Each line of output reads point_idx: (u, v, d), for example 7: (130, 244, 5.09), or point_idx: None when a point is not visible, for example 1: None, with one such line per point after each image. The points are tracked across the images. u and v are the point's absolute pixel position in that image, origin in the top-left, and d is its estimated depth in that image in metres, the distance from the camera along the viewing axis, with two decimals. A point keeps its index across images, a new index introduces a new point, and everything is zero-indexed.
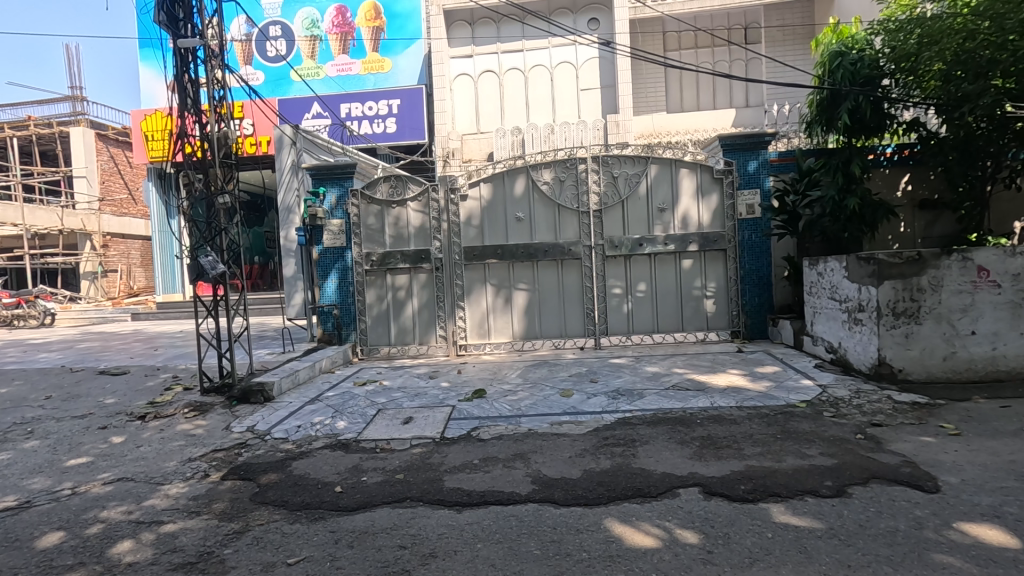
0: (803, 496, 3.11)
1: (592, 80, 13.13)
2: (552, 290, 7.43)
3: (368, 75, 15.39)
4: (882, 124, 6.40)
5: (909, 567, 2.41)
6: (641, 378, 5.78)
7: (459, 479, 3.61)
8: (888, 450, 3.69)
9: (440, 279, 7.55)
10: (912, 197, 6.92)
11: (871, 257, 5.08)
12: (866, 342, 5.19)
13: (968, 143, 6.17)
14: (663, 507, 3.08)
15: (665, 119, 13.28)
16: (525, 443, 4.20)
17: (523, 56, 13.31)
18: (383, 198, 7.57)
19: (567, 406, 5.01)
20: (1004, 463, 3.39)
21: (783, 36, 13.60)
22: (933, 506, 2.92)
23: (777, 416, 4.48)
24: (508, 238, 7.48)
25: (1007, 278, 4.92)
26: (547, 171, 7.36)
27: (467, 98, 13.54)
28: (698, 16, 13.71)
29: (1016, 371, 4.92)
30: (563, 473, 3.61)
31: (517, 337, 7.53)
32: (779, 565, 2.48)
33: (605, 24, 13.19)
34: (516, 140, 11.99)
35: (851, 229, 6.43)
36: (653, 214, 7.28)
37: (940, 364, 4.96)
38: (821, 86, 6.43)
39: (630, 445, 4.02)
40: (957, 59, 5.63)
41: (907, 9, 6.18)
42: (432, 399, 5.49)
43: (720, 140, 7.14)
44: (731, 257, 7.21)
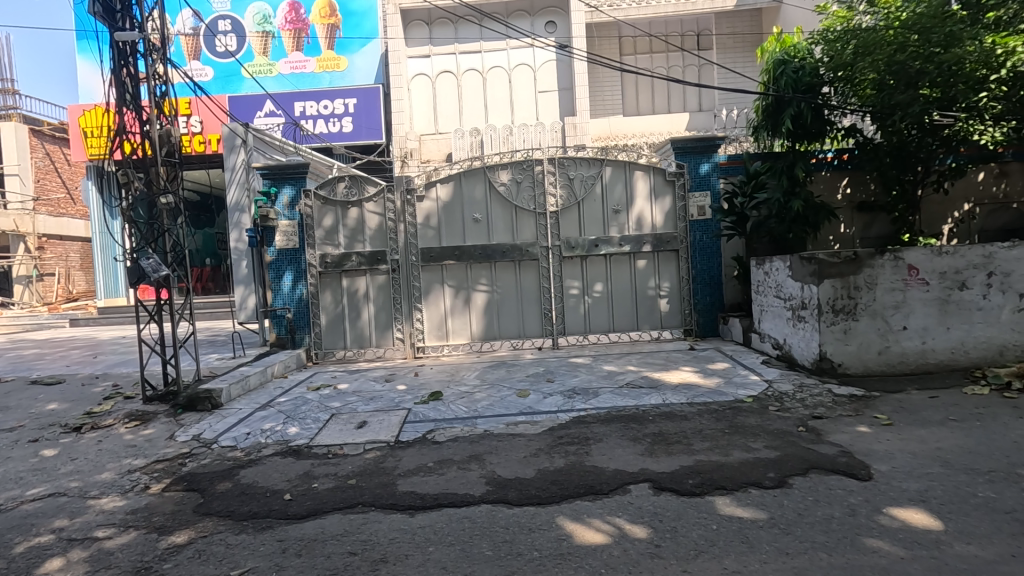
0: (747, 488, 3.22)
1: (549, 82, 13.24)
2: (510, 291, 7.46)
3: (323, 73, 15.08)
4: (823, 130, 6.70)
5: (842, 552, 2.53)
6: (597, 377, 5.86)
7: (413, 483, 3.58)
8: (827, 442, 3.87)
9: (397, 281, 7.45)
10: (851, 200, 7.26)
11: (812, 257, 5.31)
12: (809, 338, 5.41)
13: (901, 148, 6.59)
14: (614, 503, 3.13)
15: (621, 122, 13.41)
16: (480, 444, 4.20)
17: (481, 57, 13.30)
18: (339, 198, 7.43)
19: (523, 406, 5.04)
20: (931, 451, 3.60)
21: (733, 43, 14.04)
22: (866, 493, 3.08)
23: (725, 411, 4.62)
24: (466, 241, 7.45)
25: (935, 276, 5.21)
26: (504, 172, 7.39)
27: (425, 98, 13.43)
28: (652, 22, 14.05)
29: (944, 363, 5.23)
30: (517, 473, 3.62)
31: (476, 338, 7.52)
32: (723, 555, 2.56)
33: (561, 28, 13.36)
34: (474, 141, 12.02)
35: (796, 230, 6.70)
36: (608, 215, 7.40)
37: (876, 358, 5.24)
38: (766, 92, 6.69)
39: (584, 444, 4.07)
40: (889, 69, 5.93)
41: (844, 20, 6.45)
42: (387, 402, 5.42)
43: (672, 143, 7.32)
44: (684, 257, 7.40)
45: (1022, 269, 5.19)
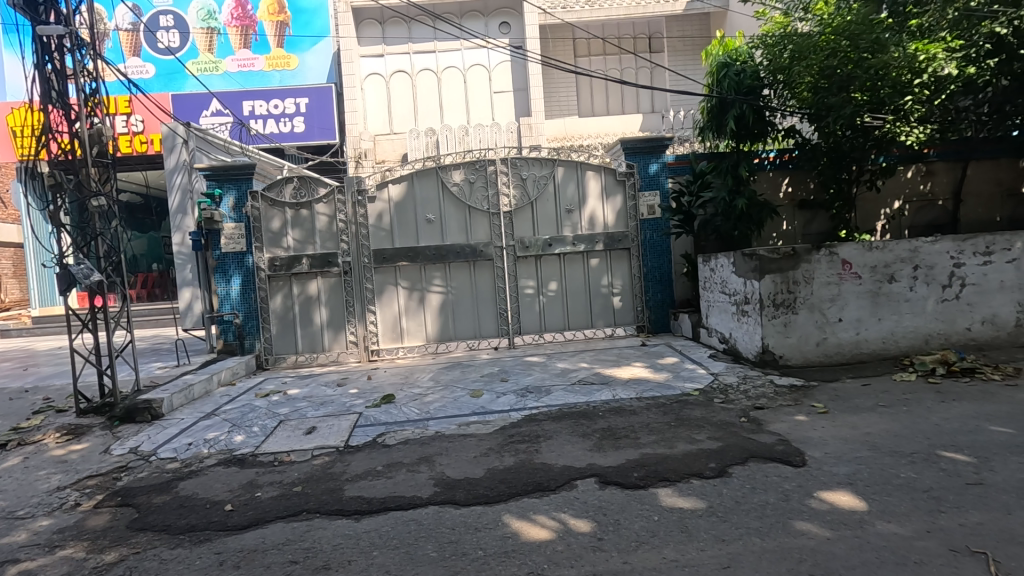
0: (689, 479, 3.31)
1: (504, 83, 13.27)
2: (465, 292, 7.44)
3: (274, 72, 14.68)
4: (764, 131, 6.93)
5: (774, 535, 2.63)
6: (550, 375, 5.92)
7: (360, 487, 3.53)
8: (767, 431, 4.01)
9: (349, 283, 7.32)
10: (792, 198, 7.55)
11: (754, 253, 5.50)
12: (752, 332, 5.60)
13: (836, 149, 6.87)
14: (560, 499, 3.17)
15: (575, 123, 13.48)
16: (431, 446, 4.17)
17: (435, 57, 13.22)
18: (287, 200, 7.25)
19: (476, 407, 5.04)
20: (861, 436, 3.78)
21: (683, 47, 14.40)
22: (800, 478, 3.21)
23: (672, 404, 4.75)
24: (419, 241, 7.40)
25: (867, 270, 5.48)
26: (457, 173, 7.37)
27: (379, 98, 13.25)
28: (605, 25, 14.30)
29: (877, 353, 5.51)
30: (466, 473, 3.62)
31: (431, 340, 7.47)
32: (662, 545, 2.61)
33: (515, 29, 13.46)
34: (430, 141, 11.95)
35: (741, 227, 6.94)
36: (562, 215, 7.48)
37: (815, 349, 5.47)
38: (709, 94, 6.90)
39: (534, 442, 4.10)
40: (822, 73, 6.24)
41: (782, 25, 6.72)
42: (339, 407, 5.33)
43: (622, 144, 7.44)
44: (635, 256, 7.55)
45: (945, 263, 5.51)
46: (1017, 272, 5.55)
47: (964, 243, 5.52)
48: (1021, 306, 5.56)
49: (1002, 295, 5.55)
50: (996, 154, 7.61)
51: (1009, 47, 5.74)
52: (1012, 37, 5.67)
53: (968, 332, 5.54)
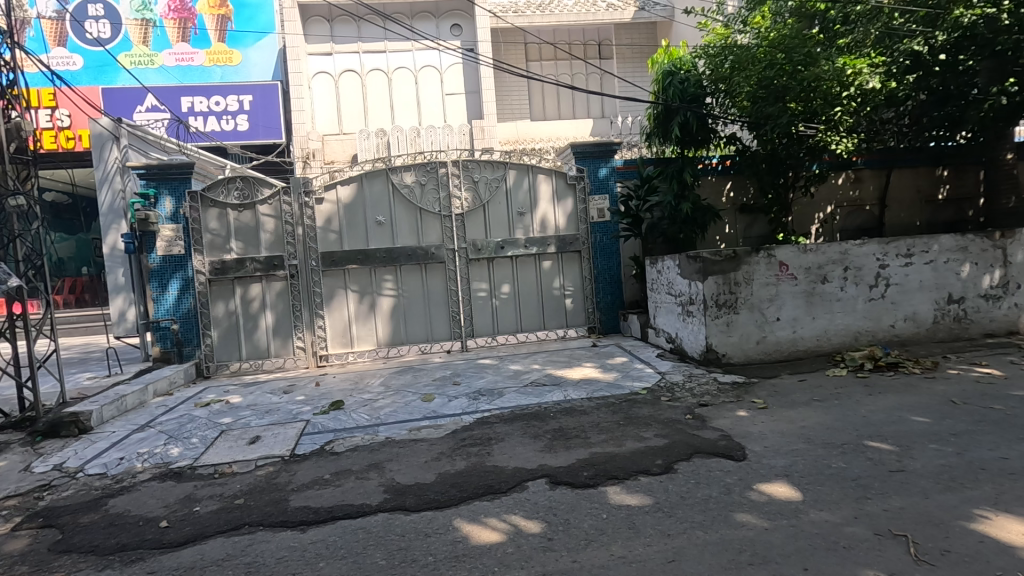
0: (637, 477, 3.38)
1: (456, 85, 13.25)
2: (417, 295, 7.36)
3: (214, 67, 14.10)
4: (707, 138, 7.20)
5: (716, 528, 2.73)
6: (503, 377, 5.93)
7: (307, 497, 3.43)
8: (710, 427, 4.16)
9: (296, 287, 7.11)
10: (734, 203, 7.88)
11: (698, 256, 5.69)
12: (697, 331, 5.80)
13: (774, 156, 7.19)
14: (512, 501, 3.18)
15: (528, 127, 13.67)
16: (381, 452, 4.10)
17: (385, 58, 13.05)
18: (230, 201, 6.98)
19: (427, 411, 4.99)
20: (797, 430, 3.97)
21: (631, 54, 14.77)
22: (740, 472, 3.34)
23: (622, 404, 4.85)
24: (369, 244, 7.27)
25: (802, 271, 5.77)
26: (408, 174, 7.30)
27: (327, 96, 12.94)
28: (556, 31, 14.48)
29: (811, 350, 5.81)
30: (417, 478, 3.57)
31: (382, 344, 7.34)
32: (610, 542, 2.66)
33: (467, 32, 13.47)
34: (381, 142, 11.83)
35: (686, 231, 7.18)
36: (513, 218, 7.52)
37: (755, 347, 5.72)
38: (656, 101, 7.12)
39: (486, 444, 4.10)
40: (760, 84, 6.51)
41: (723, 37, 7.00)
42: (285, 414, 5.16)
43: (572, 148, 7.57)
44: (586, 258, 7.66)
45: (872, 264, 5.87)
46: (935, 272, 5.99)
47: (888, 246, 5.90)
48: (938, 304, 6.00)
49: (922, 294, 5.97)
50: (916, 163, 8.19)
51: (926, 63, 6.25)
52: (928, 55, 6.20)
53: (892, 328, 5.92)
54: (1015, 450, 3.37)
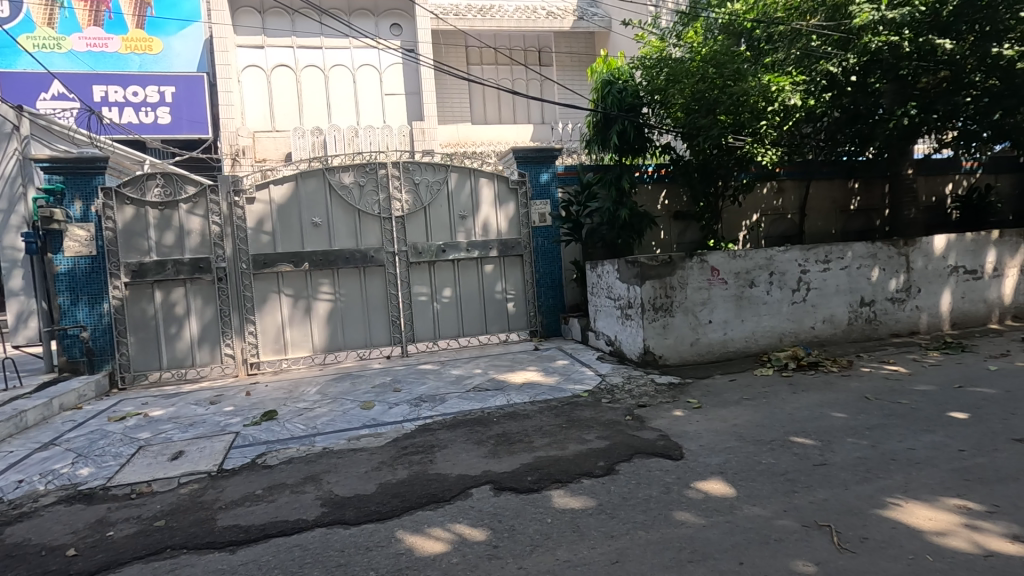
0: (580, 479, 3.42)
1: (395, 85, 13.03)
2: (355, 299, 7.14)
3: (132, 54, 13.14)
4: (644, 147, 7.42)
5: (656, 527, 2.79)
6: (445, 382, 5.84)
7: (237, 515, 3.22)
8: (649, 427, 4.27)
9: (224, 291, 6.73)
10: (668, 210, 8.18)
11: (636, 261, 5.84)
12: (635, 334, 5.95)
13: (706, 166, 7.51)
14: (455, 509, 3.13)
15: (469, 130, 13.73)
16: (318, 464, 3.93)
17: (321, 54, 12.62)
18: (150, 199, 6.52)
19: (367, 419, 4.84)
20: (730, 428, 4.15)
21: (570, 62, 15.07)
22: (678, 470, 3.45)
23: (564, 406, 4.90)
24: (304, 246, 6.98)
25: (731, 276, 6.06)
26: (346, 174, 7.07)
27: (258, 91, 12.34)
28: (497, 35, 14.52)
29: (741, 351, 6.11)
30: (356, 490, 3.45)
31: (318, 350, 7.07)
32: (555, 547, 2.66)
33: (407, 32, 13.26)
34: (316, 141, 11.36)
35: (624, 236, 7.38)
36: (455, 222, 7.45)
37: (689, 348, 5.95)
38: (595, 110, 7.28)
39: (428, 452, 4.02)
40: (694, 97, 6.79)
41: (658, 50, 7.25)
42: (211, 427, 4.85)
43: (513, 152, 7.59)
44: (527, 262, 7.71)
45: (794, 270, 6.25)
46: (849, 277, 6.46)
47: (809, 252, 6.30)
48: (852, 306, 6.47)
49: (838, 297, 6.42)
50: (831, 176, 8.81)
51: (840, 84, 6.72)
52: (842, 76, 6.67)
53: (813, 330, 6.33)
54: (919, 440, 3.68)
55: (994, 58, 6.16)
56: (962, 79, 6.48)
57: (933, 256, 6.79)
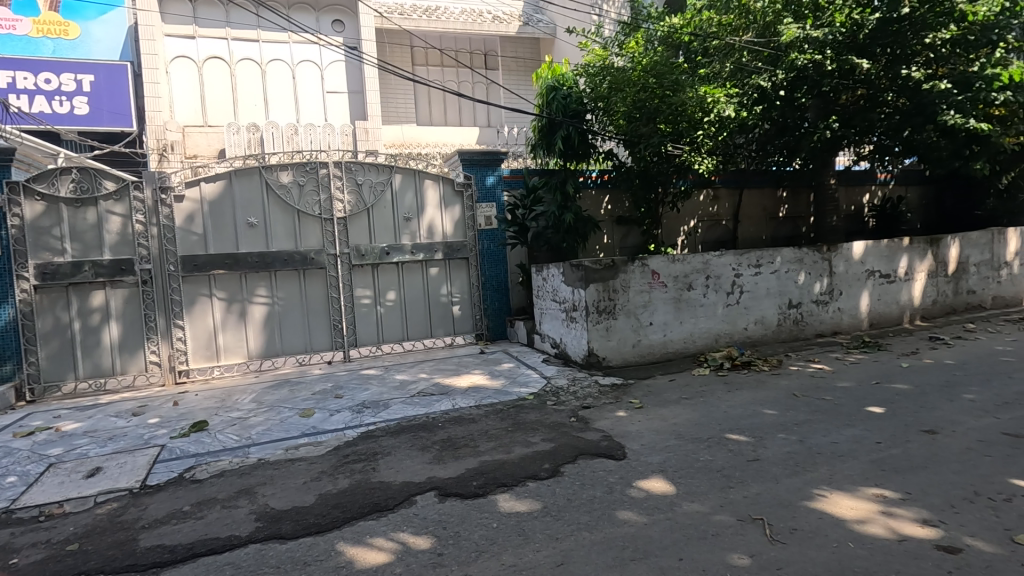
0: (525, 482, 3.42)
1: (338, 83, 12.69)
2: (294, 303, 6.88)
3: (44, 39, 12.16)
4: (588, 152, 7.56)
5: (600, 527, 2.83)
6: (389, 388, 5.71)
7: (161, 535, 3.01)
8: (593, 428, 4.34)
9: (149, 294, 6.31)
10: (611, 215, 8.37)
11: (580, 264, 5.92)
12: (579, 336, 6.04)
13: (647, 173, 7.73)
14: (399, 518, 3.06)
15: (413, 132, 13.70)
16: (252, 476, 3.75)
17: (258, 47, 12.13)
18: (63, 195, 6.03)
19: (305, 427, 4.65)
20: (671, 427, 4.27)
21: (516, 67, 15.17)
22: (621, 470, 3.52)
23: (510, 410, 4.90)
24: (238, 247, 6.66)
25: (671, 280, 6.26)
26: (285, 173, 6.81)
27: (189, 84, 11.70)
28: (443, 37, 14.41)
29: (680, 352, 6.32)
30: (294, 502, 3.30)
31: (254, 356, 6.76)
32: (501, 552, 2.65)
33: (350, 29, 12.92)
34: (253, 138, 10.96)
35: (569, 240, 7.49)
36: (399, 223, 7.32)
37: (631, 350, 6.10)
38: (540, 115, 7.38)
39: (371, 460, 3.91)
40: (635, 105, 6.97)
41: (601, 58, 7.42)
42: (133, 441, 4.53)
43: (459, 154, 7.54)
44: (473, 265, 7.67)
45: (728, 274, 6.53)
46: (778, 280, 6.82)
47: (742, 257, 6.60)
48: (781, 308, 6.83)
49: (769, 300, 6.76)
50: (762, 185, 9.29)
51: (770, 97, 7.09)
52: (772, 90, 7.06)
53: (746, 331, 6.64)
54: (842, 434, 3.92)
55: (904, 79, 6.72)
56: (877, 98, 7.08)
57: (853, 260, 7.27)
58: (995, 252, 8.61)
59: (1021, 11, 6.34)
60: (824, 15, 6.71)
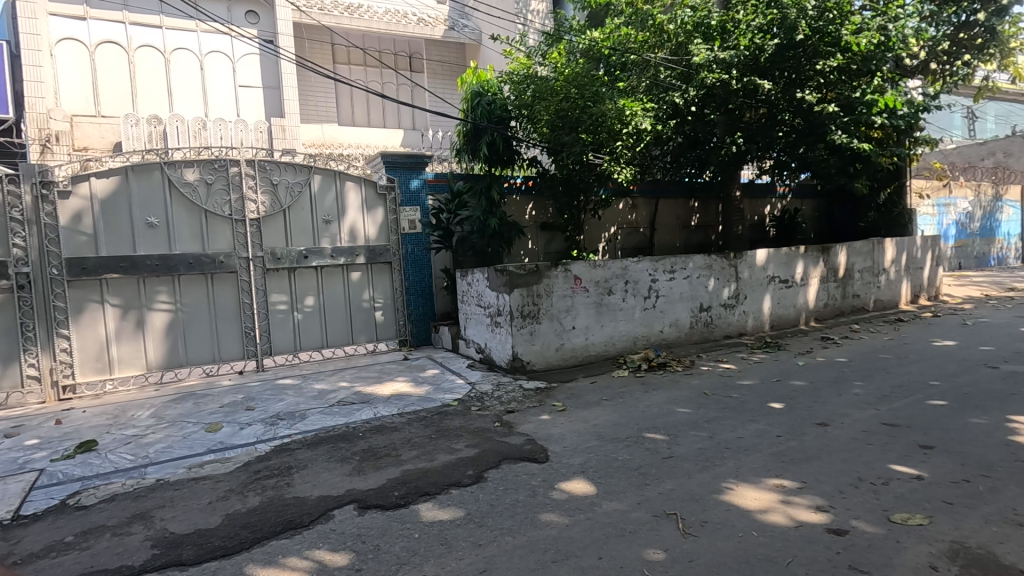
0: (448, 490, 3.38)
1: (251, 77, 12.04)
2: (200, 309, 6.42)
3: None
4: (512, 159, 7.63)
5: (523, 531, 2.85)
6: (305, 398, 5.45)
7: (38, 570, 2.69)
8: (517, 433, 4.37)
9: (24, 301, 5.58)
10: (536, 221, 8.49)
11: (504, 269, 5.96)
12: (504, 341, 6.06)
13: (569, 180, 7.92)
14: (315, 534, 2.91)
15: (334, 130, 13.07)
16: (149, 499, 3.43)
17: (162, 35, 11.27)
18: None
19: (212, 443, 4.34)
20: (592, 428, 4.38)
21: (442, 71, 15.10)
22: (543, 473, 3.56)
23: (433, 417, 4.83)
24: (137, 249, 6.13)
25: (592, 284, 6.44)
26: (191, 171, 6.36)
27: (78, 69, 10.64)
28: (366, 36, 14.07)
29: (601, 354, 6.51)
30: (197, 525, 3.06)
31: (153, 368, 6.23)
32: (423, 563, 2.59)
33: (265, 21, 12.30)
34: (154, 131, 10.14)
35: (494, 245, 7.52)
36: (318, 226, 7.03)
37: (555, 354, 6.21)
38: (465, 119, 7.39)
39: (284, 475, 3.71)
40: (558, 114, 7.12)
41: (526, 67, 7.55)
42: (5, 466, 4.01)
43: (382, 157, 7.36)
44: (396, 269, 7.52)
45: (645, 279, 6.82)
46: (691, 285, 7.21)
47: (658, 263, 6.92)
48: (693, 312, 7.22)
49: (682, 304, 7.12)
50: (676, 195, 9.81)
51: (683, 112, 7.49)
52: (684, 106, 7.47)
53: (661, 333, 6.96)
54: (747, 429, 4.20)
55: (799, 101, 7.34)
56: (776, 117, 7.68)
57: (756, 267, 7.82)
58: (876, 260, 9.58)
59: (894, 45, 7.08)
60: (731, 39, 7.19)
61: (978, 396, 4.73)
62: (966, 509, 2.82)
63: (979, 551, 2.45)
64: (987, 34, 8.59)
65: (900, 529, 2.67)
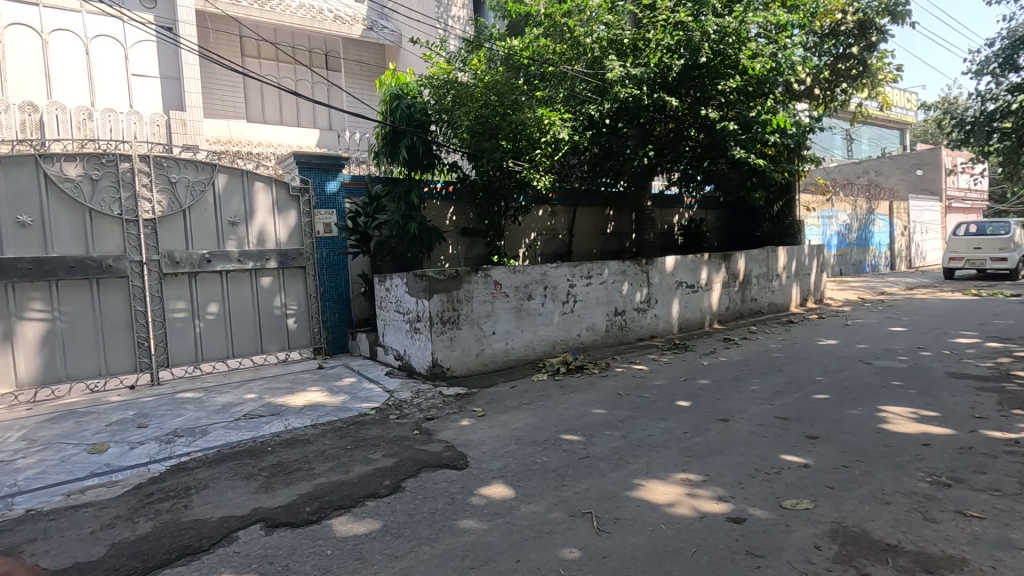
0: (364, 502, 3.27)
1: (146, 66, 11.12)
2: (83, 318, 5.81)
3: None
4: (432, 163, 7.62)
5: (441, 539, 2.81)
6: (208, 412, 5.07)
7: None
8: (436, 440, 4.32)
9: None
10: (456, 226, 8.47)
11: (424, 275, 5.88)
12: (423, 347, 5.97)
13: (489, 186, 7.96)
14: (216, 559, 2.71)
15: (242, 128, 12.27)
16: (17, 533, 3.04)
17: (38, 13, 10.13)
18: None
19: (97, 466, 3.93)
20: (512, 432, 4.42)
21: (359, 71, 14.75)
22: (462, 480, 3.54)
23: (349, 427, 4.66)
24: (4, 251, 5.45)
25: (512, 290, 6.51)
26: (73, 166, 5.77)
27: None
28: (277, 31, 13.43)
29: (520, 359, 6.59)
30: (76, 558, 2.76)
31: (25, 385, 5.55)
32: None
33: (163, 6, 11.43)
34: (29, 119, 9.06)
35: (414, 250, 7.40)
36: (223, 228, 6.61)
37: (475, 359, 6.20)
38: (383, 122, 7.24)
39: (182, 496, 3.43)
40: (477, 121, 7.11)
41: (446, 72, 7.51)
42: None
43: (295, 158, 7.05)
44: (310, 274, 7.20)
45: (564, 284, 7.00)
46: (606, 290, 7.48)
47: (576, 269, 7.12)
48: (608, 315, 7.50)
49: (598, 308, 7.38)
50: (592, 204, 10.16)
51: (597, 123, 7.77)
52: (599, 119, 7.76)
53: (579, 337, 7.16)
54: (657, 427, 4.41)
55: (703, 117, 7.85)
56: (682, 131, 8.18)
57: (666, 273, 8.26)
58: (770, 266, 10.43)
59: (784, 70, 7.71)
60: (642, 56, 7.54)
61: (855, 390, 5.26)
62: (845, 492, 3.12)
63: (854, 529, 2.72)
64: (860, 65, 9.69)
65: (789, 514, 2.90)
